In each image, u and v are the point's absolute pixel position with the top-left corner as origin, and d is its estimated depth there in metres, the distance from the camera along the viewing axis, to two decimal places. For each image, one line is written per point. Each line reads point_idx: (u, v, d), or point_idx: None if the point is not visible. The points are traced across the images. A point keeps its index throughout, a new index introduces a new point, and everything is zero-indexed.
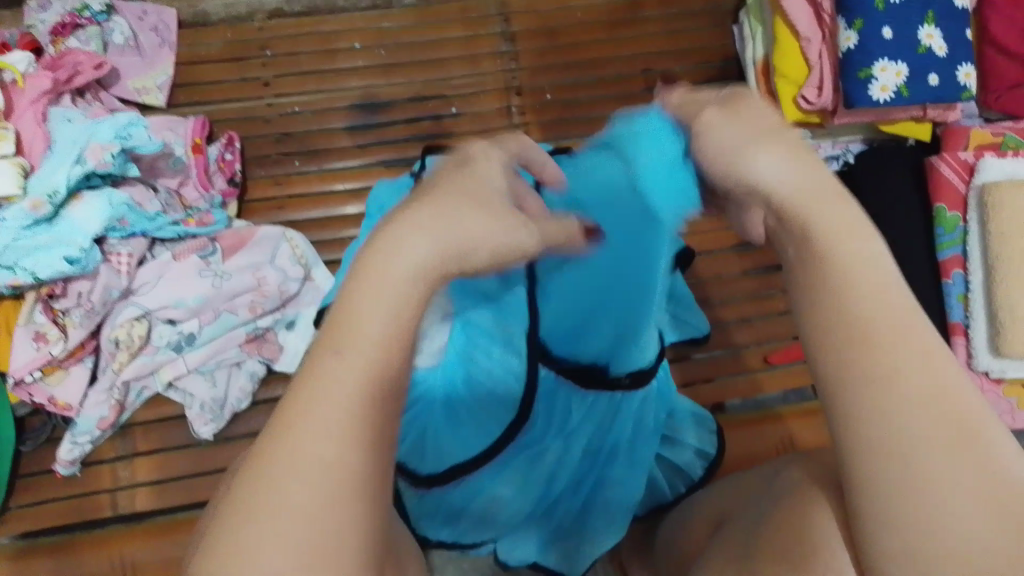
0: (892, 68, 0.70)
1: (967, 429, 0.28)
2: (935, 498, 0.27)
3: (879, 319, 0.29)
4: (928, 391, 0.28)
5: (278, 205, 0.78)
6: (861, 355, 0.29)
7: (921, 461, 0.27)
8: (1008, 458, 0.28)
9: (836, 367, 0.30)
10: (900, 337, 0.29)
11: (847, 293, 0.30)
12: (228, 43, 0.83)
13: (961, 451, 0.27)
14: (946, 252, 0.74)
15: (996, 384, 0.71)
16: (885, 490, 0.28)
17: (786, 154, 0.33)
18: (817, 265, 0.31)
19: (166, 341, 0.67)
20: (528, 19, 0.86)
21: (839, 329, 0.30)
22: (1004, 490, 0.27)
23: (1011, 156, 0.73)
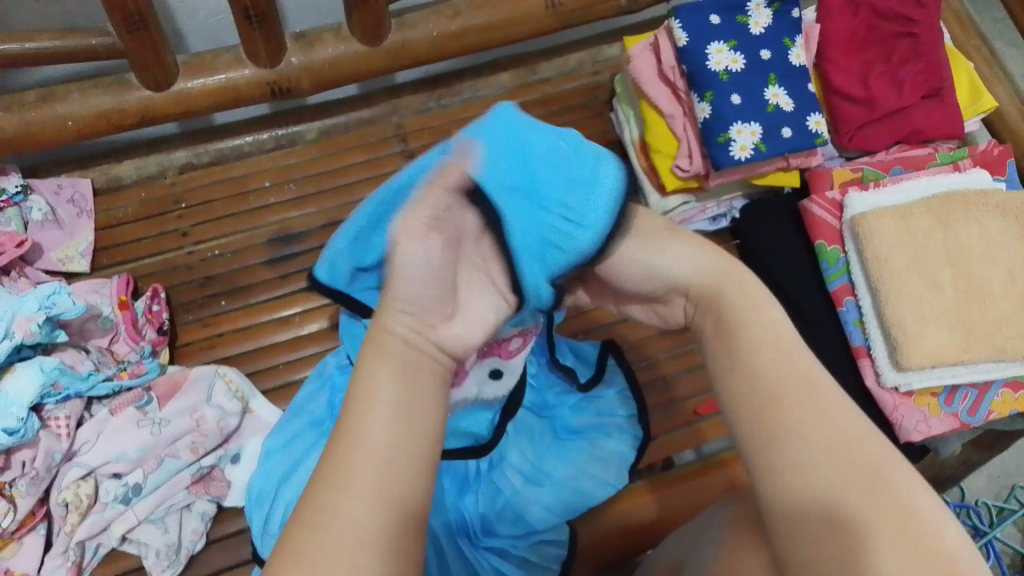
0: (747, 129, 0.77)
1: (864, 463, 0.37)
2: (856, 532, 0.35)
3: (782, 380, 0.40)
4: (832, 435, 0.38)
5: (210, 344, 0.81)
6: (777, 418, 0.39)
7: (842, 500, 0.36)
8: (914, 501, 0.36)
9: (756, 421, 0.39)
10: (796, 389, 0.40)
11: (757, 358, 0.41)
12: (142, 202, 0.88)
13: (874, 492, 0.36)
14: (835, 283, 0.80)
15: (907, 397, 0.75)
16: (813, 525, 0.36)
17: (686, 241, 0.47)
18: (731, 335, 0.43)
19: (114, 495, 0.68)
20: (423, 135, 0.93)
21: (758, 393, 0.40)
22: (907, 525, 0.35)
23: (872, 188, 0.80)
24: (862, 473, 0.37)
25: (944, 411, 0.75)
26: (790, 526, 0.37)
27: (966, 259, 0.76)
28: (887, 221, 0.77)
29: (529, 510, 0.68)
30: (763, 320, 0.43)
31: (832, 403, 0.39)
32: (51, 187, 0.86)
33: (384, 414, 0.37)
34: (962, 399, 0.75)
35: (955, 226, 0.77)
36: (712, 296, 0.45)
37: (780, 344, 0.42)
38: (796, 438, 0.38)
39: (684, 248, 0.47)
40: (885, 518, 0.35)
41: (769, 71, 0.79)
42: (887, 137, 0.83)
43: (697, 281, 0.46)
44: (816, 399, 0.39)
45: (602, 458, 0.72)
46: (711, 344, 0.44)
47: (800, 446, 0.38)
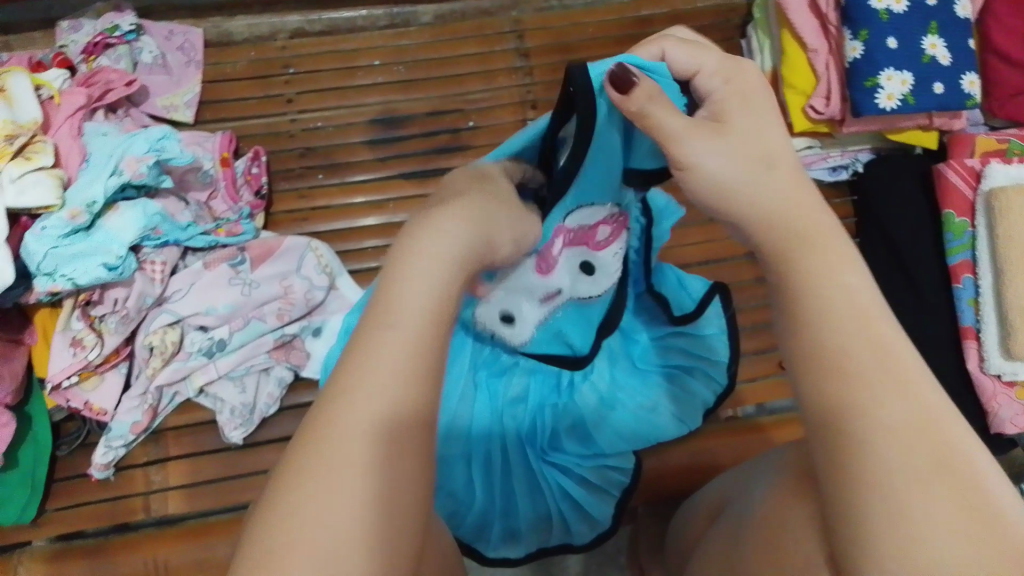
0: (898, 77, 0.72)
1: (940, 446, 0.31)
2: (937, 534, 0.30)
3: (853, 349, 0.34)
4: (903, 414, 0.32)
5: (302, 216, 0.80)
6: (855, 391, 0.33)
7: (911, 499, 0.30)
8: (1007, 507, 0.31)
9: (823, 397, 0.34)
10: (883, 364, 0.33)
11: (827, 327, 0.34)
12: (251, 61, 0.86)
13: (961, 494, 0.30)
14: (956, 257, 0.76)
15: (1009, 387, 0.72)
16: (883, 515, 0.31)
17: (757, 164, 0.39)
18: (807, 281, 0.36)
19: (198, 347, 0.69)
20: (542, 36, 0.89)
21: (818, 350, 0.34)
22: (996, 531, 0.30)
23: (1016, 162, 0.74)
24: (930, 456, 0.31)
25: None
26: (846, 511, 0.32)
27: None
28: None
29: (600, 437, 0.66)
30: (841, 258, 0.36)
31: (911, 379, 0.33)
32: (162, 32, 0.85)
33: (402, 321, 0.33)
34: None
35: None
36: (787, 257, 0.37)
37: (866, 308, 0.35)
38: (859, 417, 0.32)
39: (775, 184, 0.38)
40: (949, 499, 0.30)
41: (931, 19, 0.73)
42: None
43: (776, 236, 0.38)
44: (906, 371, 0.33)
45: (673, 397, 0.69)
46: (782, 298, 0.37)
47: (873, 435, 0.32)
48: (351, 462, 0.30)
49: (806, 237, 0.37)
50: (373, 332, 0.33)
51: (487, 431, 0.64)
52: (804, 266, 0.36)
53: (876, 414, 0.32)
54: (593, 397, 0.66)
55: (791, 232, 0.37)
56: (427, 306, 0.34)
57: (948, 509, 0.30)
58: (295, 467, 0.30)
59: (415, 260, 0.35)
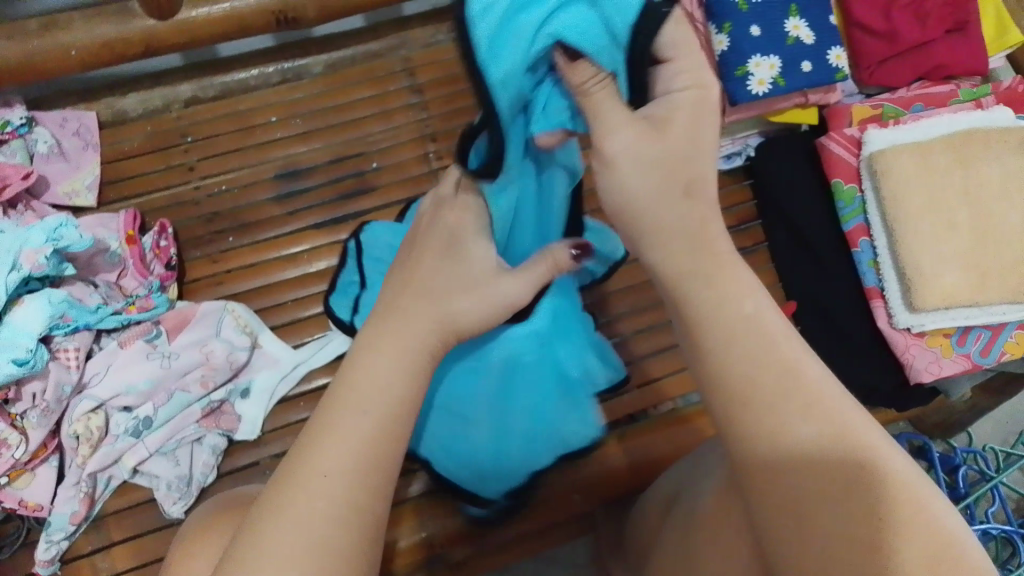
0: (765, 62, 0.76)
1: (856, 463, 0.35)
2: (855, 558, 0.34)
3: (761, 377, 0.37)
4: (816, 427, 0.36)
5: (218, 280, 0.81)
6: (746, 411, 0.37)
7: (832, 523, 0.34)
8: (902, 491, 0.35)
9: (728, 415, 0.38)
10: (768, 383, 0.37)
11: (727, 361, 0.38)
12: (148, 136, 0.86)
13: (855, 495, 0.35)
14: (850, 223, 0.79)
15: (919, 338, 0.74)
16: (812, 544, 0.34)
17: (682, 194, 0.40)
18: (699, 326, 0.39)
19: (124, 428, 0.69)
20: (431, 70, 0.91)
21: (731, 387, 0.38)
22: (901, 530, 0.34)
23: (891, 125, 0.78)
24: (843, 480, 0.35)
25: (956, 352, 0.74)
26: (765, 507, 0.36)
27: (983, 197, 0.74)
28: (907, 157, 0.75)
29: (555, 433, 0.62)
30: (745, 294, 0.39)
31: (819, 399, 0.37)
32: (56, 120, 0.85)
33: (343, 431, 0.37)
34: (975, 340, 0.74)
35: (974, 164, 0.74)
36: (678, 299, 0.40)
37: (760, 338, 0.38)
38: (765, 442, 0.36)
39: (685, 215, 0.40)
40: (863, 507, 0.34)
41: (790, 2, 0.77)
42: (909, 72, 0.81)
43: (671, 257, 0.40)
44: (793, 379, 0.37)
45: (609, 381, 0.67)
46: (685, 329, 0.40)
47: (764, 450, 0.36)
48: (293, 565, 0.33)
49: (721, 278, 0.39)
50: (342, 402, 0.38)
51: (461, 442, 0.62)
52: (718, 307, 0.39)
53: (787, 434, 0.36)
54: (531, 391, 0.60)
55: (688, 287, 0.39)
56: (393, 398, 0.39)
57: (878, 531, 0.34)
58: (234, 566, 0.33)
59: (416, 305, 0.43)
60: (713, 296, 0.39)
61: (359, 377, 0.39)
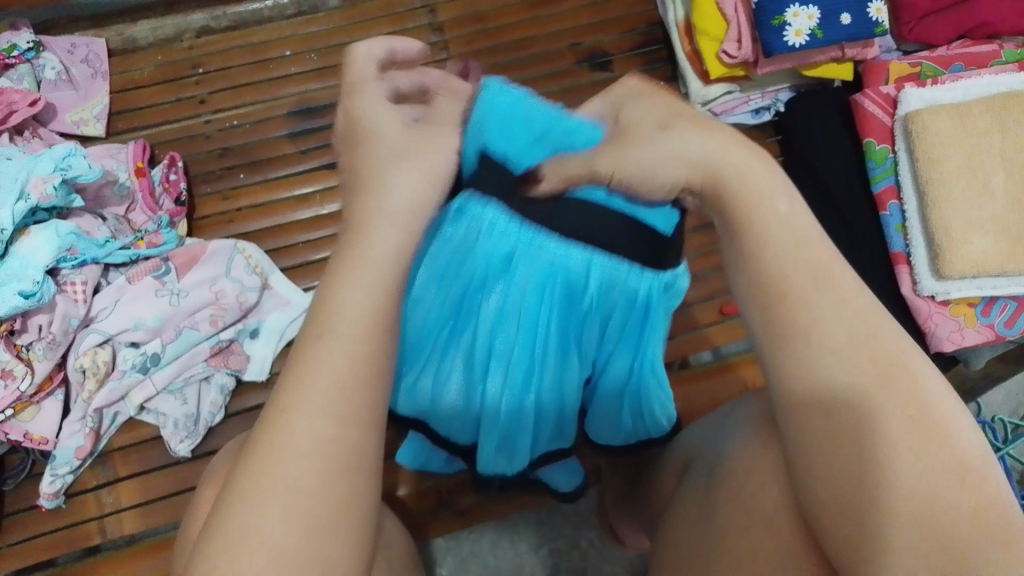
0: (804, 12, 0.73)
1: (893, 370, 0.32)
2: (903, 483, 0.30)
3: (796, 274, 0.34)
4: (847, 327, 0.33)
5: (228, 218, 0.79)
6: (789, 316, 0.34)
7: (897, 473, 0.30)
8: (956, 425, 0.31)
9: (766, 327, 0.34)
10: (808, 283, 0.34)
11: (767, 255, 0.35)
12: (159, 66, 0.84)
13: (916, 425, 0.31)
14: (880, 184, 0.76)
15: (943, 306, 0.72)
16: (863, 481, 0.31)
17: (696, 130, 0.37)
18: (733, 216, 0.36)
19: (132, 363, 0.68)
20: (452, 8, 0.87)
21: (769, 286, 0.34)
22: (953, 461, 0.30)
23: (929, 84, 0.75)
24: (905, 410, 0.31)
25: (980, 322, 0.72)
26: (808, 455, 0.33)
27: (1020, 164, 0.71)
28: (944, 119, 0.72)
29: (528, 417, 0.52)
30: (778, 186, 0.36)
31: (848, 296, 0.34)
32: (64, 46, 0.83)
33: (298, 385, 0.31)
34: (1000, 311, 0.72)
35: (1013, 128, 0.72)
36: (718, 190, 0.36)
37: (797, 240, 0.35)
38: (820, 359, 0.33)
39: (735, 153, 0.36)
40: (916, 435, 0.31)
41: None
42: (952, 29, 0.78)
43: (734, 169, 0.36)
44: (826, 278, 0.34)
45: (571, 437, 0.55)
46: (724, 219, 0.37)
47: (818, 370, 0.33)
48: (278, 517, 0.29)
49: (756, 185, 0.36)
50: (323, 342, 0.32)
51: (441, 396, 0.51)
52: (758, 210, 0.35)
53: (826, 356, 0.33)
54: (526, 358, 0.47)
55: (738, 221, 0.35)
56: (360, 323, 0.32)
57: (932, 468, 0.30)
58: (216, 535, 0.29)
59: (352, 263, 0.33)
60: (753, 183, 0.36)
61: (326, 309, 0.33)
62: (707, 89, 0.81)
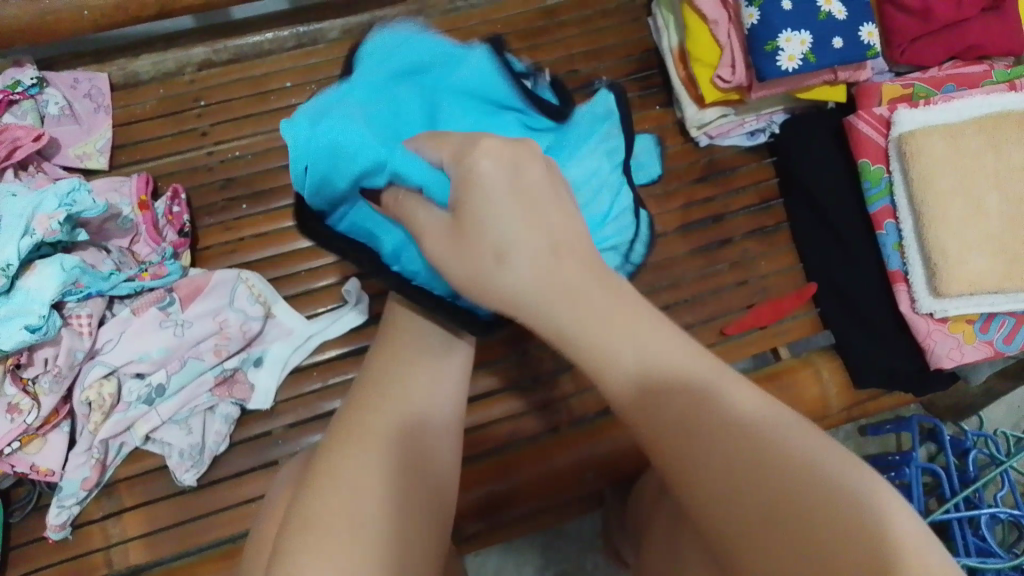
0: (796, 37, 0.74)
1: (783, 464, 0.36)
2: (772, 561, 0.35)
3: (675, 369, 0.38)
4: (732, 425, 0.38)
5: (232, 248, 0.80)
6: (677, 413, 0.38)
7: (790, 556, 0.34)
8: (893, 518, 0.34)
9: (667, 423, 0.38)
10: (679, 386, 0.38)
11: (633, 365, 0.38)
12: (161, 99, 0.85)
13: (813, 530, 0.34)
14: (876, 205, 0.77)
15: (942, 324, 0.73)
16: (736, 546, 0.37)
17: (535, 243, 0.37)
18: (595, 342, 0.38)
19: (137, 395, 0.68)
20: None
21: (660, 385, 0.38)
22: (867, 543, 0.33)
23: (922, 106, 0.76)
24: (794, 509, 0.35)
25: (978, 339, 0.73)
26: (704, 518, 0.38)
27: (1011, 182, 0.72)
28: (936, 139, 0.73)
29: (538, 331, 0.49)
30: (629, 307, 0.38)
31: (705, 399, 0.38)
32: (67, 82, 0.83)
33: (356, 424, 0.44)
34: (998, 328, 0.73)
35: (1002, 147, 0.73)
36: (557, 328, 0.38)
37: (663, 337, 0.39)
38: (700, 448, 0.38)
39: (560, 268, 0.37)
40: (805, 549, 0.34)
41: None
42: (941, 52, 0.79)
43: (544, 294, 0.37)
44: (699, 364, 0.39)
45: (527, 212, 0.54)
46: (582, 351, 0.38)
47: (697, 461, 0.38)
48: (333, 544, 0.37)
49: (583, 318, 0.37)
50: (366, 413, 0.45)
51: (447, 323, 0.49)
52: (605, 326, 0.38)
53: (718, 442, 0.37)
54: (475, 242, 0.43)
55: (541, 304, 0.37)
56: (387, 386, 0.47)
57: (857, 566, 0.33)
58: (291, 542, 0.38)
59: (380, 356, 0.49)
60: (582, 326, 0.37)
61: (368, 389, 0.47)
62: (703, 113, 0.81)
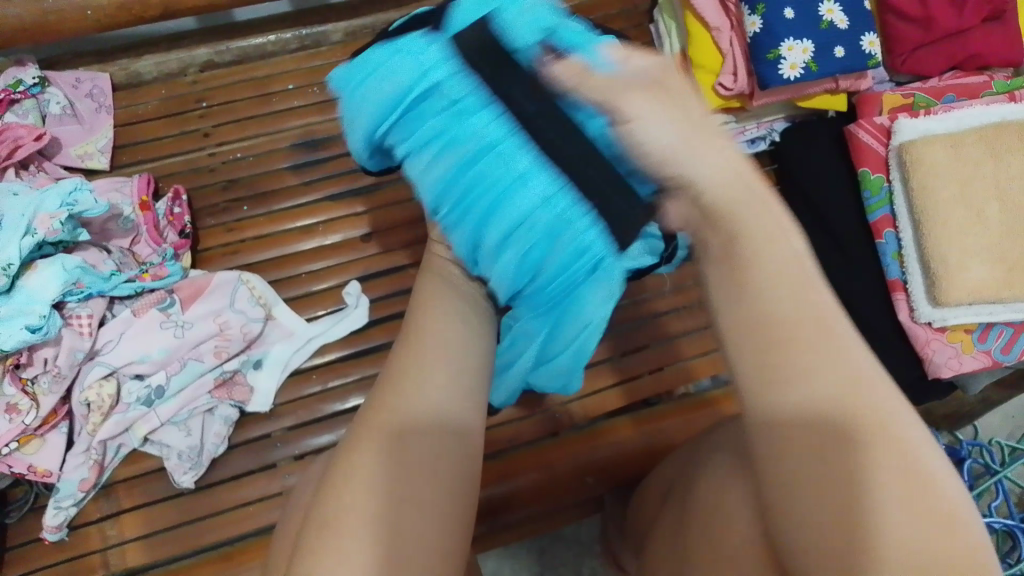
0: (798, 46, 0.74)
1: (859, 413, 0.31)
2: (858, 533, 0.30)
3: (781, 316, 0.33)
4: (835, 378, 0.32)
5: (233, 250, 0.79)
6: (782, 357, 0.33)
7: (860, 516, 0.30)
8: (947, 488, 0.30)
9: (758, 363, 0.33)
10: (803, 323, 0.33)
11: (767, 293, 0.34)
12: (163, 99, 0.85)
13: (910, 482, 0.30)
14: (876, 214, 0.78)
15: (940, 333, 0.73)
16: (796, 521, 0.32)
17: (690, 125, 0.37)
18: (746, 257, 0.35)
19: (136, 396, 0.68)
20: None
21: (770, 323, 0.33)
22: (944, 511, 0.29)
23: (924, 116, 0.76)
24: (900, 468, 0.30)
25: (977, 349, 0.73)
26: (774, 476, 0.33)
27: (1015, 194, 0.73)
28: (939, 149, 0.73)
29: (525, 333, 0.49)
30: (769, 208, 0.36)
31: (840, 345, 0.33)
32: (69, 80, 0.83)
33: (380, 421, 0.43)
34: (996, 337, 0.73)
35: (1006, 158, 0.73)
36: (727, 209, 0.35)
37: (802, 286, 0.34)
38: (801, 386, 0.32)
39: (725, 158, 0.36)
40: (899, 486, 0.30)
41: None
42: (944, 61, 0.79)
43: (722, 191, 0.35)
44: (821, 324, 0.33)
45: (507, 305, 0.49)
46: (748, 280, 0.35)
47: (782, 403, 0.33)
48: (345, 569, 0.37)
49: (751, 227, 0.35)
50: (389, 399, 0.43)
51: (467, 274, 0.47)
52: (763, 242, 0.35)
53: (814, 391, 0.32)
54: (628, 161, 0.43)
55: (723, 190, 0.35)
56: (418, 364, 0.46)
57: (914, 526, 0.29)
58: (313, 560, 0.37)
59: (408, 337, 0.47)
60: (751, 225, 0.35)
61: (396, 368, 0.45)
62: None
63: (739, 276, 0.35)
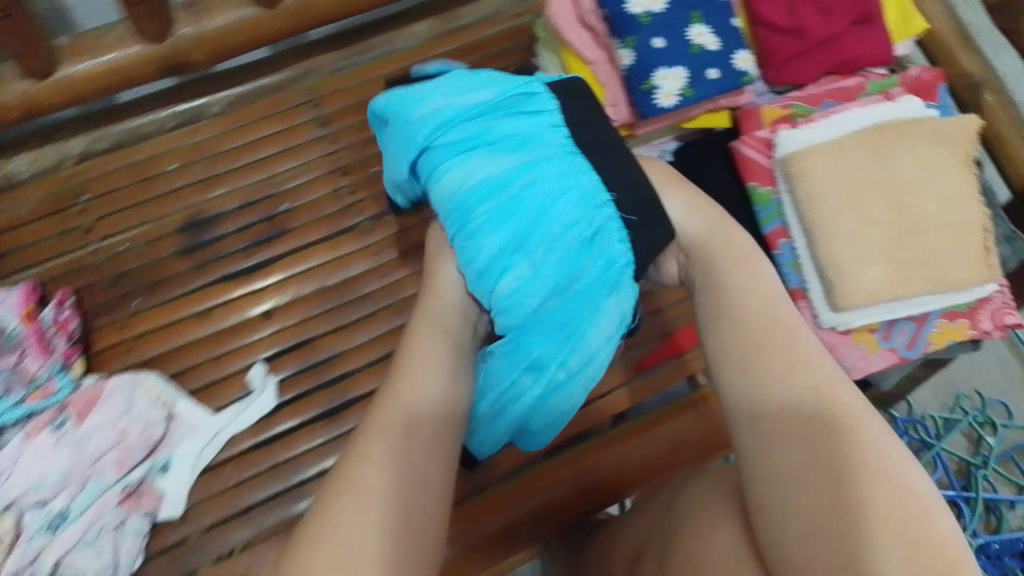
0: (672, 74, 0.74)
1: (834, 413, 0.43)
2: (859, 497, 0.40)
3: (755, 324, 0.49)
4: (799, 389, 0.45)
5: (128, 347, 0.76)
6: (766, 360, 0.47)
7: (869, 489, 0.40)
8: (923, 487, 0.40)
9: (743, 358, 0.48)
10: (774, 340, 0.48)
11: (741, 317, 0.50)
12: (40, 199, 0.82)
13: (842, 469, 0.41)
14: (769, 226, 0.78)
15: (846, 336, 0.75)
16: (836, 507, 0.40)
17: (688, 205, 0.61)
18: (732, 305, 0.51)
19: (38, 525, 0.65)
20: (337, 98, 0.88)
21: (759, 340, 0.48)
22: (913, 515, 0.38)
23: (804, 124, 0.77)
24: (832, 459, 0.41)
25: (882, 348, 0.74)
26: (762, 465, 0.44)
27: (901, 193, 0.74)
28: (823, 159, 0.74)
29: (539, 352, 0.58)
30: (738, 260, 0.54)
31: (803, 361, 0.46)
32: None
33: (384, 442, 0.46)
34: (900, 334, 0.75)
35: (889, 159, 0.74)
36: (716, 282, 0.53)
37: (767, 312, 0.49)
38: (780, 382, 0.45)
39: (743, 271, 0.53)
40: (887, 493, 0.39)
41: (692, 9, 0.75)
42: (816, 70, 0.81)
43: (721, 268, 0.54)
44: (796, 348, 0.47)
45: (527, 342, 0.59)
46: (725, 300, 0.52)
47: (771, 394, 0.45)
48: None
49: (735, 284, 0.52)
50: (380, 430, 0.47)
51: (481, 282, 0.58)
52: (763, 319, 0.49)
53: (772, 394, 0.45)
54: (616, 172, 0.60)
55: (745, 284, 0.52)
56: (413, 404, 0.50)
57: (852, 505, 0.40)
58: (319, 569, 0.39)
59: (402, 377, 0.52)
60: (739, 286, 0.52)
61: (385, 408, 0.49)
62: None
63: (716, 293, 0.53)
